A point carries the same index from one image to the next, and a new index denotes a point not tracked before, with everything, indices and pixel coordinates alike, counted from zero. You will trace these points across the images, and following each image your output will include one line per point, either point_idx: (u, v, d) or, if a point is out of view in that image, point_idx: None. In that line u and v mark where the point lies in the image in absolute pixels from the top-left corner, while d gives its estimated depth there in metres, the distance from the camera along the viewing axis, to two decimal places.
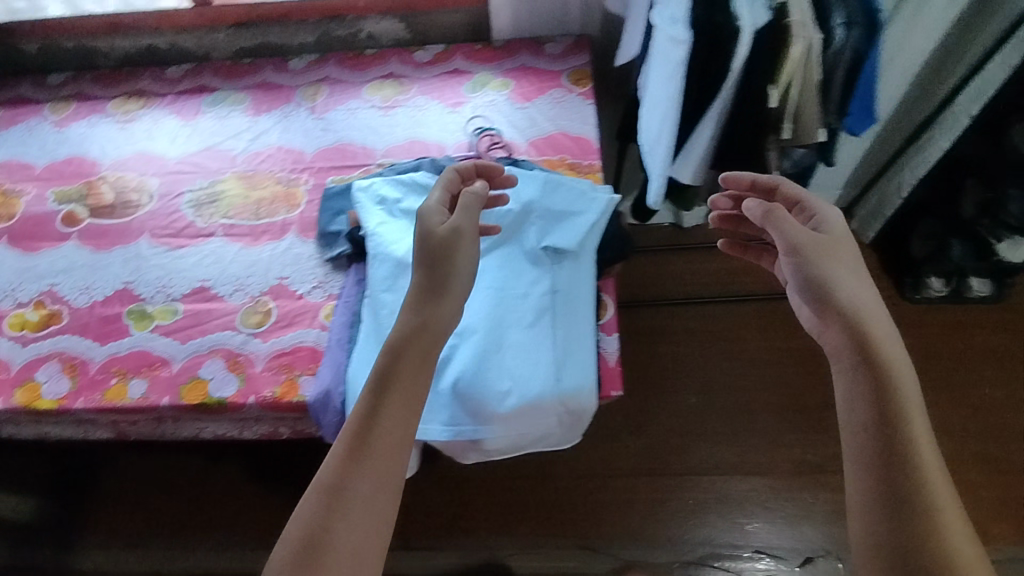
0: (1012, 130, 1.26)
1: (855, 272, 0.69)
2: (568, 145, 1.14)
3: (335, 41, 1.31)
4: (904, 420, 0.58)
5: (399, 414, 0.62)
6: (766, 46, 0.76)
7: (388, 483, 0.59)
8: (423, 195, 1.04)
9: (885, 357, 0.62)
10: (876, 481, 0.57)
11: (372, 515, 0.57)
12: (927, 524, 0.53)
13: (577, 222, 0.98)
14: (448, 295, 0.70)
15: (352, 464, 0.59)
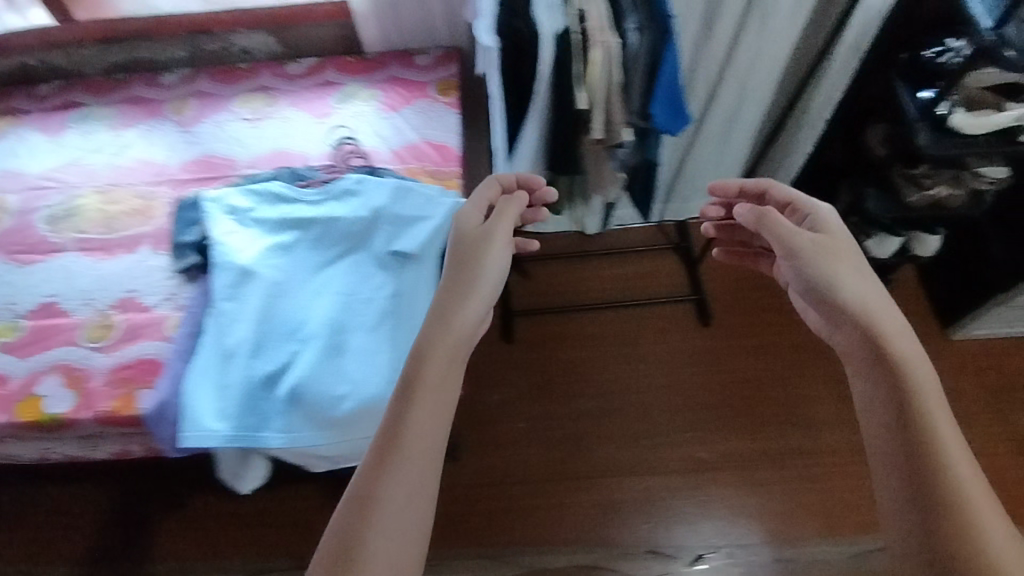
0: (871, 133, 1.37)
1: (854, 267, 0.71)
2: (429, 153, 1.15)
3: (207, 56, 1.31)
4: (922, 412, 0.59)
5: (426, 418, 0.65)
6: (566, 48, 0.78)
7: (420, 487, 0.61)
8: (276, 204, 1.04)
9: (894, 345, 0.64)
10: (900, 474, 0.58)
11: (406, 520, 0.59)
12: (955, 512, 0.54)
13: (422, 227, 0.99)
14: (472, 295, 0.74)
15: (382, 471, 0.61)
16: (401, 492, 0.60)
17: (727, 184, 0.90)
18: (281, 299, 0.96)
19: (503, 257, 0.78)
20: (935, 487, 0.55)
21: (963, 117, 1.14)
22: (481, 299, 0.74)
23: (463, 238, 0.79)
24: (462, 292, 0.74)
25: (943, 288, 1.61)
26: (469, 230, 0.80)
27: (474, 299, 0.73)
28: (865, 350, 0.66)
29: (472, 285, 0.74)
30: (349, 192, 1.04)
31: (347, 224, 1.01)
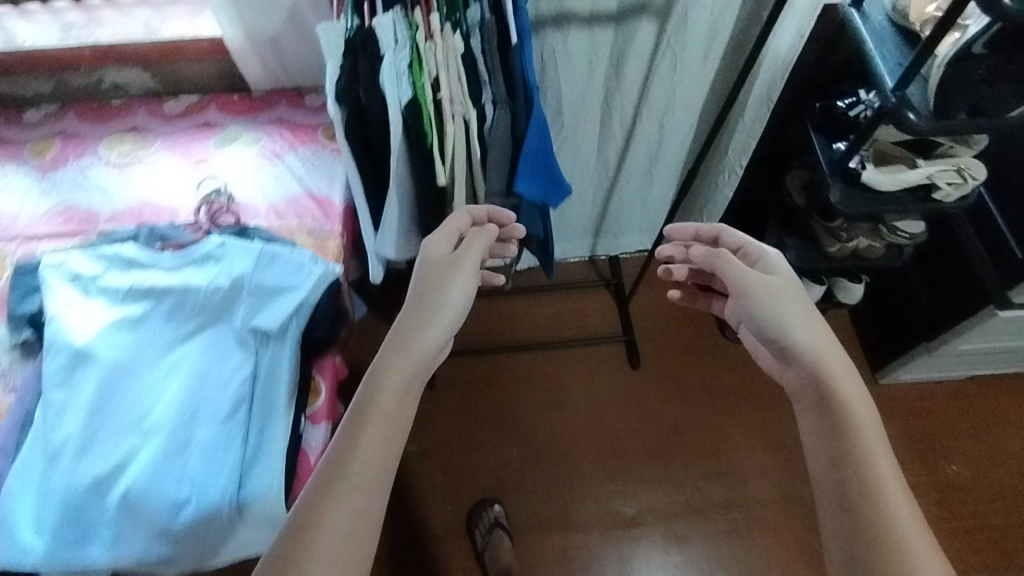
0: (790, 178, 1.32)
1: (804, 310, 0.69)
2: (311, 208, 1.06)
3: (74, 91, 1.18)
4: (865, 453, 0.58)
5: (380, 440, 0.59)
6: (415, 121, 0.72)
7: (367, 517, 0.55)
8: (127, 269, 0.94)
9: (840, 394, 0.62)
10: (846, 513, 0.55)
11: (343, 553, 0.52)
12: (896, 555, 0.51)
13: (286, 300, 0.90)
14: (437, 314, 0.67)
15: (328, 496, 0.54)
16: (344, 521, 0.54)
17: (682, 227, 0.86)
18: (121, 385, 0.85)
19: (460, 295, 0.70)
20: (885, 539, 0.52)
21: (873, 174, 1.10)
22: (441, 329, 0.67)
23: (426, 267, 0.71)
24: (424, 317, 0.67)
25: (870, 330, 1.58)
26: (434, 257, 0.72)
27: (436, 320, 0.67)
28: (810, 397, 0.64)
29: (434, 311, 0.67)
30: (210, 257, 0.94)
31: (203, 295, 0.92)
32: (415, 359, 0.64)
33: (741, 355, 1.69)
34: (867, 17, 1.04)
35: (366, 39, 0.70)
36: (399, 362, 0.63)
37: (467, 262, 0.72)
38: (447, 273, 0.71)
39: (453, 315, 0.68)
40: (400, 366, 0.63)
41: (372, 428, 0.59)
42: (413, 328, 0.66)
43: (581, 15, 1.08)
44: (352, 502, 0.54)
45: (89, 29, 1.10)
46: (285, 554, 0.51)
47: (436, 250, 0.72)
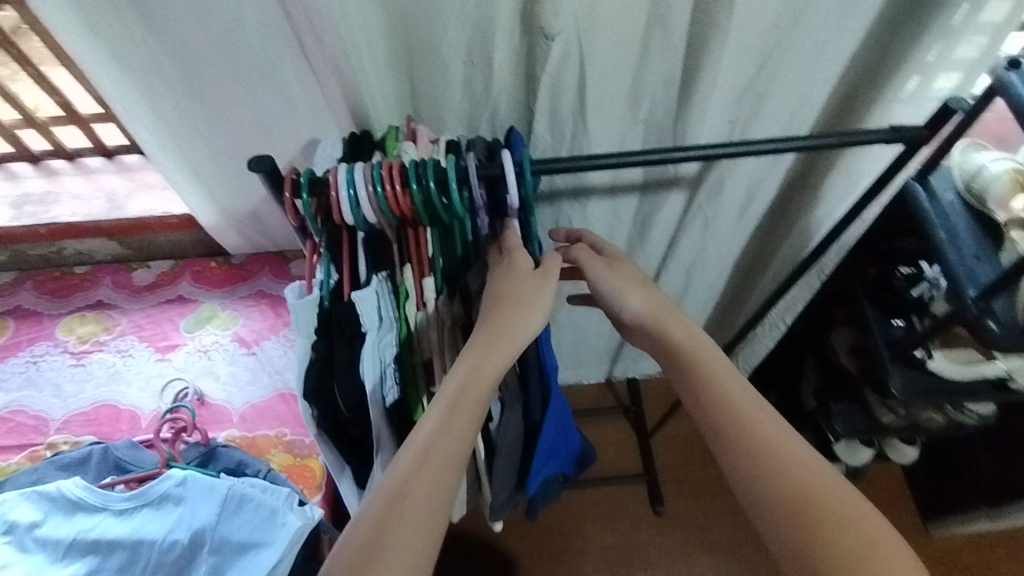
0: (834, 336, 1.19)
1: (640, 282, 0.64)
2: (291, 414, 0.92)
3: (33, 259, 1.05)
4: (724, 391, 0.56)
5: (467, 431, 0.50)
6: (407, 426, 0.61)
7: (447, 505, 0.46)
8: (72, 514, 0.80)
9: (706, 360, 0.58)
10: (734, 451, 0.52)
11: (415, 548, 0.44)
12: (788, 476, 0.49)
13: (254, 564, 0.76)
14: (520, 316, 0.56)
15: (414, 480, 0.46)
16: (427, 505, 0.45)
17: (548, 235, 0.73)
18: None
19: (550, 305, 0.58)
20: (793, 487, 0.48)
21: (940, 363, 0.98)
22: (531, 328, 0.56)
23: (515, 258, 0.59)
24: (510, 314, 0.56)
25: (925, 481, 1.41)
26: (514, 253, 0.59)
27: (534, 313, 0.57)
28: (675, 372, 0.60)
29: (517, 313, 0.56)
30: (168, 498, 0.81)
31: (157, 552, 0.77)
32: (510, 355, 0.54)
33: None
34: (935, 196, 0.90)
35: (343, 317, 0.57)
36: (492, 356, 0.53)
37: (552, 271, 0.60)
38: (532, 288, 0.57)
39: (540, 320, 0.57)
40: (492, 361, 0.53)
41: (461, 417, 0.50)
42: (506, 318, 0.56)
43: (600, 188, 0.95)
44: (436, 492, 0.46)
45: (45, 205, 0.99)
46: (358, 544, 0.43)
47: (515, 261, 0.59)
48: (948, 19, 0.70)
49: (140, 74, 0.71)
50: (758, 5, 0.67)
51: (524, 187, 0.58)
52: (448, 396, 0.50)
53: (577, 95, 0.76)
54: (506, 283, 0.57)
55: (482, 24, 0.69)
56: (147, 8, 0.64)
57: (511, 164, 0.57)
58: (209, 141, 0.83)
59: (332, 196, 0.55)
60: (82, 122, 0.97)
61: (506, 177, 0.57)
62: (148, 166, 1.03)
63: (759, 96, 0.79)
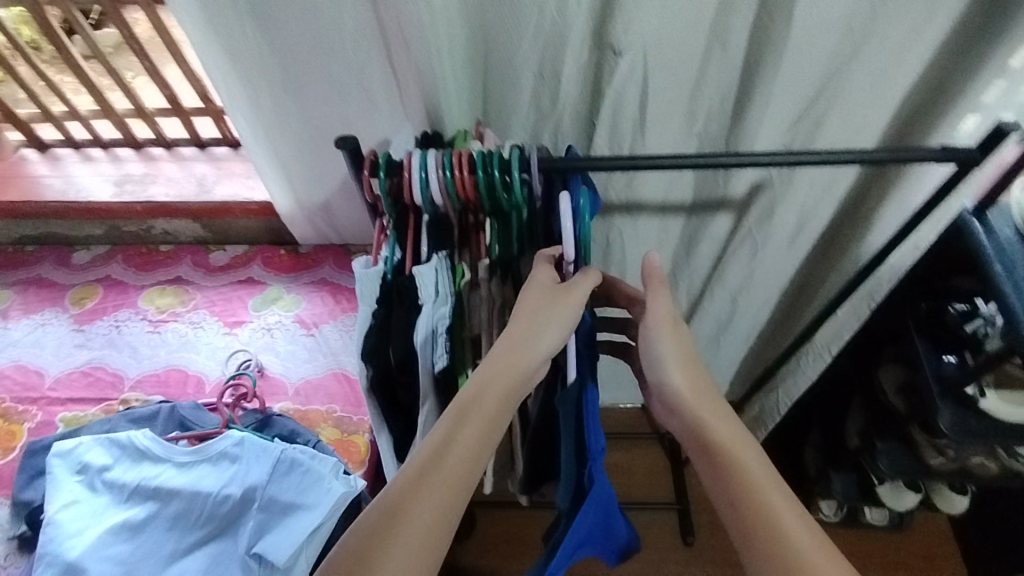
0: (881, 370, 1.18)
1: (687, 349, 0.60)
2: (342, 392, 0.97)
3: (126, 235, 1.16)
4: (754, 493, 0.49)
5: (474, 441, 0.50)
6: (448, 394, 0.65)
7: (448, 519, 0.47)
8: (138, 461, 0.86)
9: (745, 462, 0.52)
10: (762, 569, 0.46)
11: (415, 558, 0.45)
12: None
13: (297, 525, 0.80)
14: (537, 333, 0.55)
15: (413, 494, 0.47)
16: (429, 517, 0.46)
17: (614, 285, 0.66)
18: None
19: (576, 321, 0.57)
20: None
21: (994, 403, 0.95)
22: (549, 342, 0.55)
23: (542, 276, 0.59)
24: (530, 325, 0.55)
25: (976, 537, 1.35)
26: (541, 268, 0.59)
27: (551, 326, 0.56)
28: (700, 461, 0.54)
29: (536, 332, 0.55)
30: (225, 456, 0.86)
31: (212, 505, 0.82)
32: (522, 370, 0.54)
33: None
34: (992, 231, 0.90)
35: (405, 288, 0.61)
36: (506, 369, 0.54)
37: (582, 287, 0.58)
38: (554, 300, 0.57)
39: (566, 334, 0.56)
40: (503, 375, 0.54)
41: (468, 429, 0.51)
42: (525, 329, 0.55)
43: (652, 202, 0.99)
44: (436, 507, 0.47)
45: (144, 185, 1.10)
46: (354, 551, 0.44)
47: (541, 274, 0.59)
48: (1008, 54, 0.69)
49: (244, 65, 0.80)
50: (819, 31, 0.70)
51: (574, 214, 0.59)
52: (456, 408, 0.51)
53: (638, 109, 0.80)
54: (527, 299, 0.57)
55: (555, 38, 0.74)
56: (261, 8, 0.73)
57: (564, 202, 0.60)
58: (298, 133, 0.91)
59: (405, 177, 0.59)
60: (182, 114, 1.08)
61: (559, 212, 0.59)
62: (235, 158, 1.13)
63: (816, 121, 0.82)
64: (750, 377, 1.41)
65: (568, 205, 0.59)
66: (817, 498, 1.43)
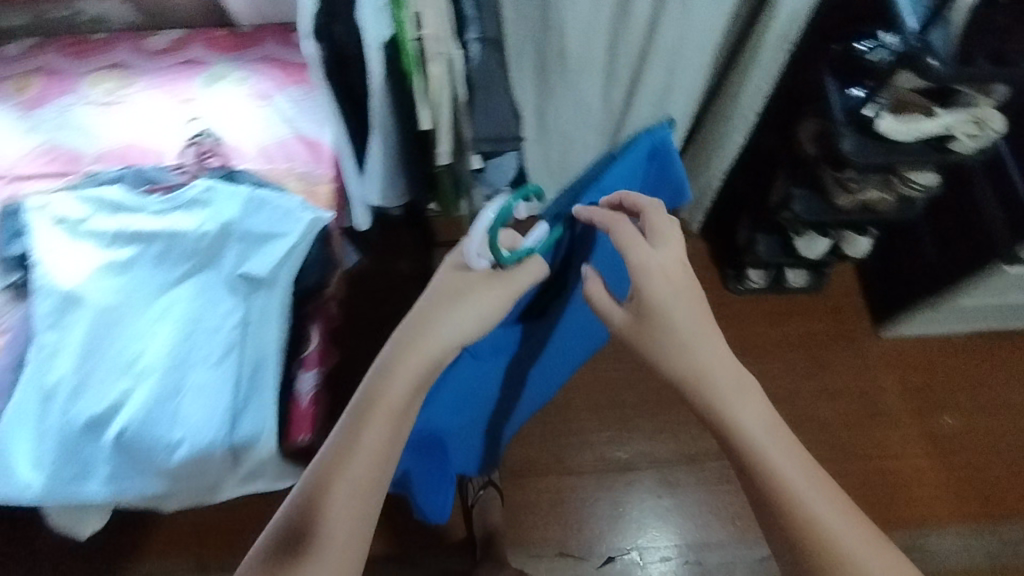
0: (800, 126, 1.29)
1: (686, 339, 0.70)
2: (301, 151, 1.03)
3: (55, 23, 1.13)
4: (765, 462, 0.64)
5: (382, 433, 0.67)
6: (397, 74, 0.72)
7: (364, 515, 0.64)
8: (114, 213, 0.92)
9: (754, 435, 0.65)
10: (772, 525, 0.63)
11: (338, 542, 0.62)
12: (825, 552, 0.60)
13: (275, 247, 0.89)
14: (436, 323, 0.72)
15: (329, 489, 0.63)
16: (348, 507, 0.63)
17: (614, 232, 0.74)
18: (116, 330, 0.86)
19: (491, 308, 0.74)
20: (825, 555, 0.60)
21: (891, 122, 1.04)
22: (459, 330, 0.73)
23: (449, 276, 0.76)
24: (439, 315, 0.73)
25: (884, 281, 1.57)
26: (453, 272, 0.76)
27: (458, 315, 0.73)
28: (717, 433, 0.68)
29: (437, 324, 0.72)
30: (196, 202, 0.92)
31: (190, 241, 0.90)
32: (431, 355, 0.71)
33: (746, 307, 1.66)
34: None
35: None
36: (414, 356, 0.71)
37: (501, 287, 0.75)
38: (460, 290, 0.74)
39: (484, 317, 0.74)
40: (410, 364, 0.70)
41: (375, 424, 0.66)
42: (434, 317, 0.73)
43: None
44: (353, 498, 0.64)
45: None
46: (282, 535, 0.62)
47: (456, 275, 0.76)
48: None
49: None
50: None
51: (490, 221, 0.72)
52: (361, 403, 0.67)
53: None
54: (439, 296, 0.74)
55: None
56: None
57: (484, 218, 0.73)
58: None
59: None
60: None
61: (477, 220, 0.73)
62: None
63: None
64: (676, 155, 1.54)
65: (485, 218, 0.73)
66: (746, 267, 1.59)
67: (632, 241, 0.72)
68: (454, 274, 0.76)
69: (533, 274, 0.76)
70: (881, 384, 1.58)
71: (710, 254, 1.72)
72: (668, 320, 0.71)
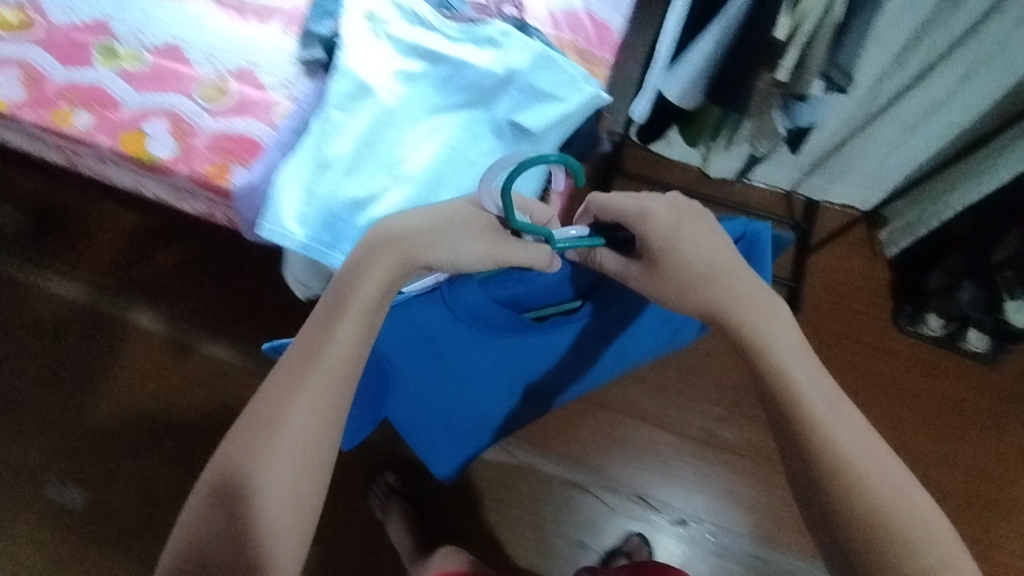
0: None
1: (713, 265, 0.70)
2: (588, 28, 1.03)
3: None
4: (792, 387, 0.65)
5: (355, 334, 0.65)
6: None
7: (331, 413, 0.63)
8: (415, 24, 0.97)
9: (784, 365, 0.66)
10: (793, 453, 0.64)
11: (301, 443, 0.61)
12: (849, 480, 0.60)
13: (552, 109, 0.93)
14: (420, 247, 0.68)
15: (297, 386, 0.62)
16: (311, 407, 0.62)
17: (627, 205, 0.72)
18: (391, 131, 0.93)
19: (480, 253, 0.67)
20: (851, 486, 0.60)
21: None
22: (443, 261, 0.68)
23: (452, 206, 0.71)
24: (427, 238, 0.68)
25: None
26: (463, 206, 0.71)
27: (444, 247, 0.68)
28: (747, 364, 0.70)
29: (427, 248, 0.68)
30: (491, 41, 0.94)
31: (476, 75, 0.93)
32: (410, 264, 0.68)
33: (905, 350, 1.60)
34: None
35: None
36: (388, 264, 0.67)
37: (497, 238, 0.68)
38: (453, 224, 0.69)
39: (472, 257, 0.68)
40: (382, 274, 0.67)
41: (349, 321, 0.65)
42: (420, 239, 0.68)
43: None
44: (319, 397, 0.62)
45: None
46: (249, 425, 0.62)
47: (462, 209, 0.70)
48: None
49: None
50: None
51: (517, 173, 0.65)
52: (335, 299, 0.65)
53: None
54: (435, 220, 0.69)
55: None
56: None
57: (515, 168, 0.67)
58: None
59: None
60: None
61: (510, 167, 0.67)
62: None
63: None
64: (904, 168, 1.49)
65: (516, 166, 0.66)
66: (927, 310, 1.52)
67: (631, 203, 0.72)
68: (458, 209, 0.71)
69: (536, 251, 0.68)
70: (1018, 474, 1.51)
71: (891, 286, 1.65)
72: (683, 260, 0.70)
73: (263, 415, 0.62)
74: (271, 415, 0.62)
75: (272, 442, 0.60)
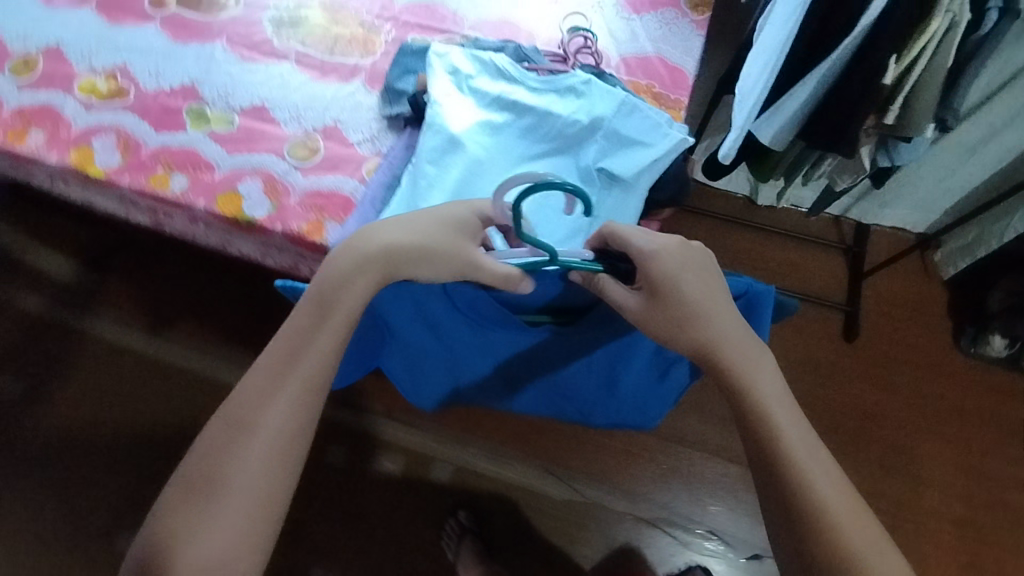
0: None
1: (714, 299, 0.62)
2: (662, 74, 1.06)
3: None
4: (772, 432, 0.58)
5: (330, 347, 0.61)
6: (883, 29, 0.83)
7: (303, 428, 0.59)
8: (496, 79, 1.00)
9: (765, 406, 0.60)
10: (773, 503, 0.57)
11: (266, 456, 0.56)
12: (829, 539, 0.53)
13: (641, 154, 0.94)
14: (398, 256, 0.62)
15: (269, 394, 0.58)
16: (282, 420, 0.57)
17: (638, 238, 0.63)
18: (480, 181, 0.94)
19: (454, 273, 0.62)
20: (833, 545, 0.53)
21: None
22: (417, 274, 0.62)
23: (442, 215, 0.65)
24: (412, 245, 0.62)
25: None
26: (452, 216, 0.66)
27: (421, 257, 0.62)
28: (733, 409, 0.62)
29: (407, 258, 0.62)
30: (573, 91, 0.97)
31: (562, 125, 0.96)
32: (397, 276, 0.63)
33: (970, 372, 1.57)
34: None
35: None
36: (370, 274, 0.61)
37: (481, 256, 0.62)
38: (436, 236, 0.63)
39: (446, 273, 0.62)
40: (364, 280, 0.61)
41: (328, 330, 0.61)
42: (405, 247, 0.62)
43: None
44: (289, 407, 0.58)
45: None
46: (216, 435, 0.57)
47: (450, 218, 0.65)
48: None
49: None
50: None
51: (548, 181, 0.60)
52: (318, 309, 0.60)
53: None
54: (418, 228, 0.63)
55: None
56: None
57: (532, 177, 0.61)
58: None
59: None
60: None
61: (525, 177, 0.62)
62: None
63: None
64: (959, 191, 1.49)
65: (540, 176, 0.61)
66: (991, 330, 1.51)
67: (639, 235, 0.63)
68: (451, 217, 0.65)
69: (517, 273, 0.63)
70: None
71: (948, 309, 1.64)
72: (684, 296, 0.61)
73: (235, 416, 0.57)
74: (244, 418, 0.57)
75: (233, 449, 0.56)
